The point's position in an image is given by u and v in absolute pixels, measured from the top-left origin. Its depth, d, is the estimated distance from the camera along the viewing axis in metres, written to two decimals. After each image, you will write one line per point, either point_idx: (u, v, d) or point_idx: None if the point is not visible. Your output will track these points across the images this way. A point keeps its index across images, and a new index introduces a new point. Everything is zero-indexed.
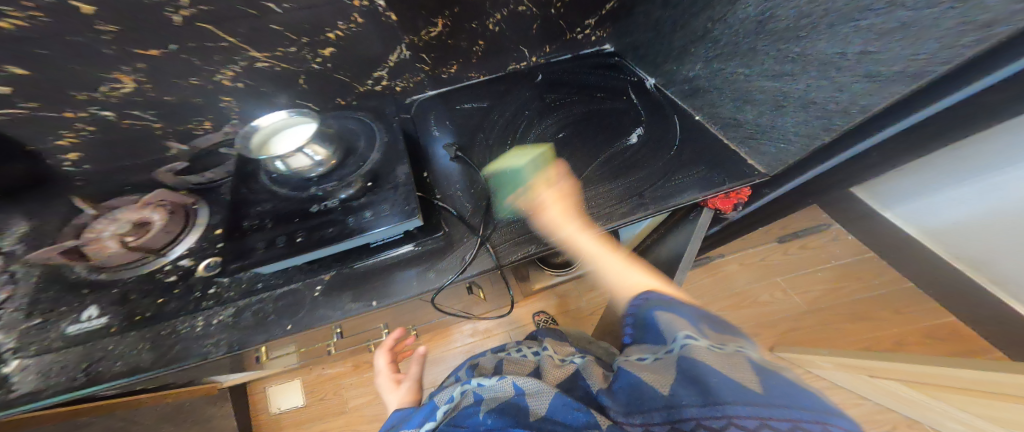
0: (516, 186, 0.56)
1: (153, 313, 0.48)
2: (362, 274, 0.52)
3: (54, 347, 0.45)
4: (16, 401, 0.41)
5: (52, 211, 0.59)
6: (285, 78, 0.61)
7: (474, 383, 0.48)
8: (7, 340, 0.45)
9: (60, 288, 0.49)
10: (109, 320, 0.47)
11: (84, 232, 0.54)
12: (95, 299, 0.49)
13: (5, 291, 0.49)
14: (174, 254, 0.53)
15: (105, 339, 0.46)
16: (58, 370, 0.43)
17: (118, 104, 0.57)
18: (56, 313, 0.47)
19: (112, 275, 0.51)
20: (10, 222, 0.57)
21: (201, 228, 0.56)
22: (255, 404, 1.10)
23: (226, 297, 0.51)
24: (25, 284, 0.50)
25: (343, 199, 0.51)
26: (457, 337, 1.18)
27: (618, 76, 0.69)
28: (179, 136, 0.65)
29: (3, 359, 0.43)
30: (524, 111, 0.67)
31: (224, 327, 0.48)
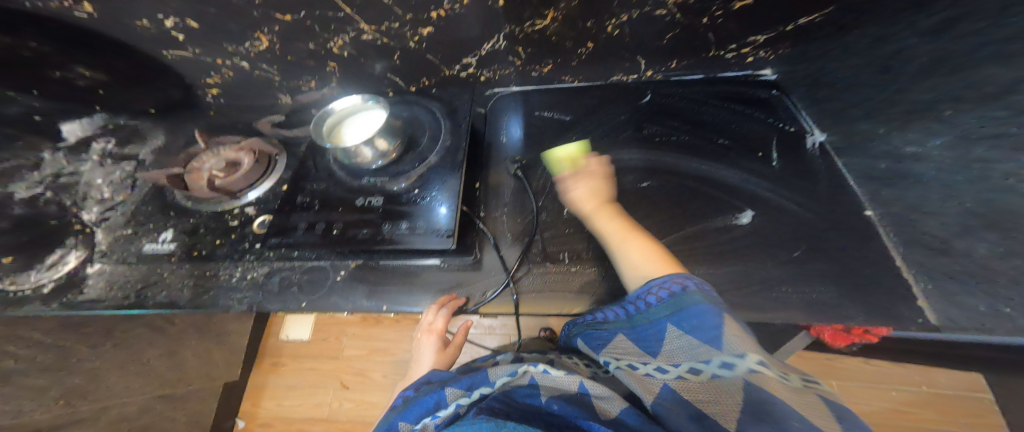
0: (570, 230, 0.47)
1: (207, 252, 0.50)
2: (384, 271, 0.47)
3: (129, 259, 0.50)
4: (84, 302, 0.46)
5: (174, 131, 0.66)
6: (384, 53, 0.58)
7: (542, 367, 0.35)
8: (106, 239, 0.52)
9: (156, 205, 0.55)
10: (174, 248, 0.51)
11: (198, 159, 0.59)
12: (173, 224, 0.53)
13: (121, 194, 0.56)
14: (246, 199, 0.54)
15: (165, 266, 0.49)
16: (121, 283, 0.48)
17: (253, 57, 0.59)
18: (144, 228, 0.53)
19: (194, 205, 0.54)
20: (147, 130, 0.64)
21: (276, 176, 0.56)
22: (271, 326, 1.28)
23: (264, 254, 0.49)
24: (138, 192, 0.56)
25: (389, 196, 0.47)
26: None
27: (763, 118, 0.52)
28: (289, 90, 0.66)
29: (92, 257, 0.50)
30: (610, 139, 0.55)
31: (252, 286, 0.47)
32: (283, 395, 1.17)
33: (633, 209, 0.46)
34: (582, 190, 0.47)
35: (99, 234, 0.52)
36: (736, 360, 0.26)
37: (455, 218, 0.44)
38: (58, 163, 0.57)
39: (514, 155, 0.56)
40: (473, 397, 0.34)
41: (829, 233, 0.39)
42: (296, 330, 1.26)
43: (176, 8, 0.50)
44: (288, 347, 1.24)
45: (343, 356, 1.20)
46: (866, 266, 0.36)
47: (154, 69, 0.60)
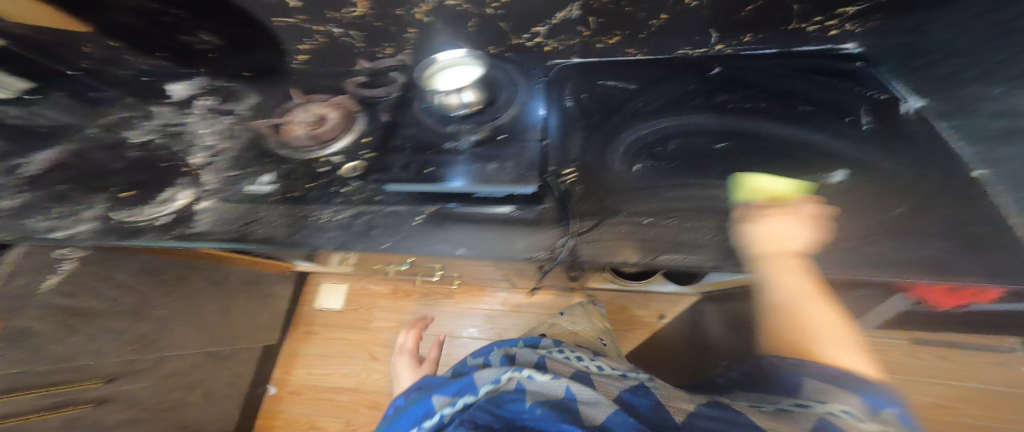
0: (642, 187, 0.47)
1: (300, 194, 0.54)
2: (458, 217, 0.48)
3: (233, 199, 0.53)
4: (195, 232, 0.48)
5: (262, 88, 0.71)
6: (460, 18, 0.62)
7: (523, 375, 0.64)
8: (213, 181, 0.56)
9: (254, 153, 0.60)
10: (273, 190, 0.55)
11: (287, 115, 0.65)
12: (270, 169, 0.57)
13: (223, 143, 0.62)
14: (330, 149, 0.58)
15: (265, 205, 0.53)
16: (228, 217, 0.51)
17: (348, 24, 0.65)
18: (246, 171, 0.57)
19: (288, 153, 0.59)
20: (240, 91, 0.69)
21: (355, 132, 0.61)
22: (307, 295, 1.36)
23: (352, 197, 0.53)
24: (238, 143, 0.62)
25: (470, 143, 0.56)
26: (486, 300, 1.24)
27: (849, 87, 0.51)
28: (366, 57, 0.71)
29: (199, 196, 0.53)
30: (681, 105, 0.55)
31: (336, 225, 0.51)
32: (315, 364, 1.29)
33: (710, 167, 0.47)
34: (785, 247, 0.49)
35: (206, 176, 0.57)
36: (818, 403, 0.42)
37: (533, 168, 0.49)
38: (169, 117, 0.64)
39: (574, 119, 0.58)
40: (459, 403, 0.60)
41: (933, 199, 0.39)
42: (331, 297, 1.34)
43: None
44: (323, 314, 1.34)
45: (376, 324, 1.30)
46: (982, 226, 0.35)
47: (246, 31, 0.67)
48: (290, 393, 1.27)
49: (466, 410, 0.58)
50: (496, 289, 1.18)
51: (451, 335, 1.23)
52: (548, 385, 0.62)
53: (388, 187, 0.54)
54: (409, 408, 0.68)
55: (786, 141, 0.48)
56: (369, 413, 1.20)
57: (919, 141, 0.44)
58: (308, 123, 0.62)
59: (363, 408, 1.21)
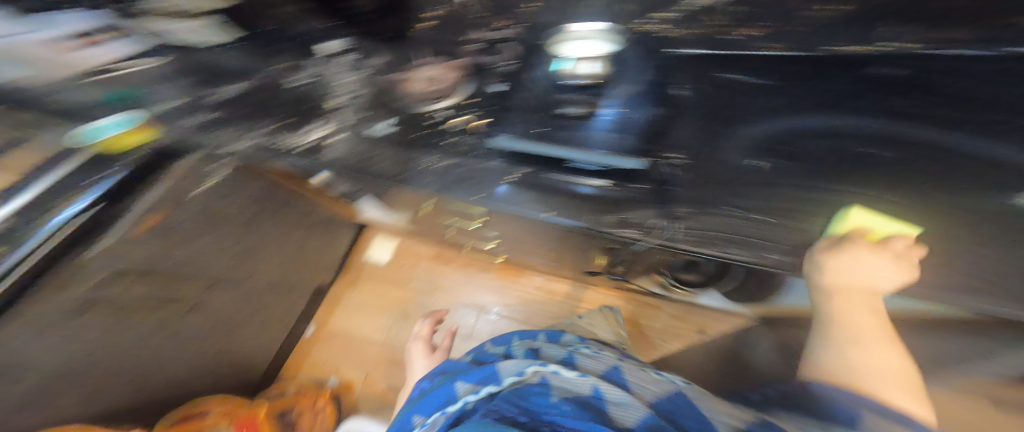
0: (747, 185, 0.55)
1: (412, 141, 0.62)
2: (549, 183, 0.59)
3: (357, 138, 0.60)
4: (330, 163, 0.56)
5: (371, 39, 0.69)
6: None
7: (549, 370, 0.69)
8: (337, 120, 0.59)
9: (372, 99, 0.64)
10: (392, 134, 0.62)
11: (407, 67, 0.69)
12: (387, 115, 0.63)
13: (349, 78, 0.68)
14: (438, 106, 0.65)
15: (382, 148, 0.61)
16: (354, 154, 0.59)
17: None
18: (367, 115, 0.62)
19: (403, 103, 0.65)
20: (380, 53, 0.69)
21: (462, 95, 0.68)
22: (356, 247, 1.46)
23: (456, 149, 0.63)
24: (364, 88, 0.66)
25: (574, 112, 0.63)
26: (521, 281, 1.30)
27: None
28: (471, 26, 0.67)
29: (327, 130, 0.58)
30: (828, 109, 0.52)
31: (445, 174, 0.62)
32: (353, 315, 1.41)
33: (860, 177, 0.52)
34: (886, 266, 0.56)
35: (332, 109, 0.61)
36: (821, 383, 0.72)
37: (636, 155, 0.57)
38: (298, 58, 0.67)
39: (679, 111, 0.59)
40: (482, 393, 0.66)
41: None
42: (379, 251, 1.44)
43: None
44: (370, 266, 1.44)
45: (420, 285, 1.38)
46: None
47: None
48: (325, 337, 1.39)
49: (489, 402, 0.64)
50: (532, 273, 1.28)
51: (478, 308, 1.33)
52: (576, 382, 0.66)
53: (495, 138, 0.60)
54: (429, 397, 0.74)
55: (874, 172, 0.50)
56: (389, 369, 1.33)
57: None
58: (428, 82, 0.67)
59: (385, 363, 1.34)
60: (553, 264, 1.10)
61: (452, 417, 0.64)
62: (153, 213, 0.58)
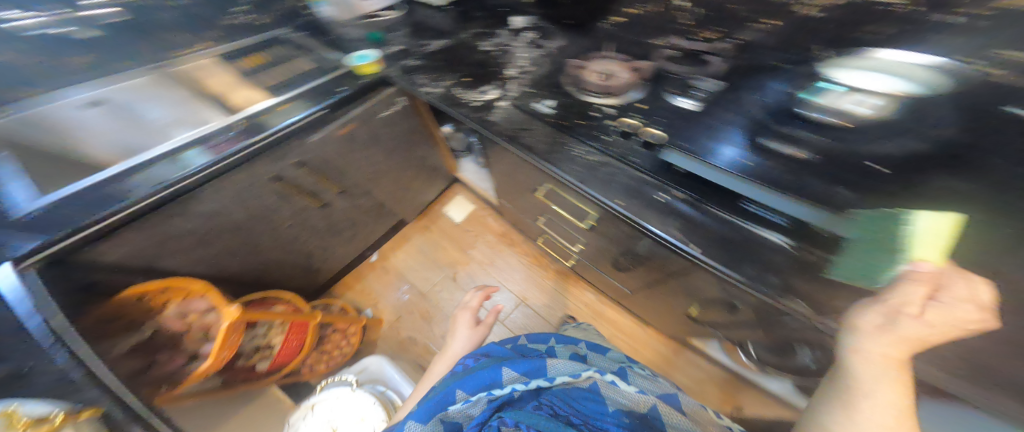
0: None
1: (568, 125, 0.60)
2: (711, 222, 0.47)
3: (521, 109, 0.64)
4: (489, 123, 0.63)
5: (566, 33, 0.78)
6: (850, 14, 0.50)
7: (605, 379, 0.58)
8: (512, 89, 0.68)
9: (544, 79, 0.68)
10: (549, 114, 0.62)
11: (586, 59, 0.70)
12: (554, 97, 0.64)
13: (528, 58, 0.74)
14: (603, 100, 0.61)
15: (539, 122, 0.61)
16: (513, 120, 0.62)
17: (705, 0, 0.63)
18: (538, 93, 0.66)
19: (571, 90, 0.64)
20: (567, 40, 0.76)
21: (628, 98, 0.61)
22: (440, 199, 1.42)
23: (611, 150, 0.55)
24: (539, 68, 0.70)
25: (779, 149, 0.49)
26: (583, 292, 1.21)
27: None
28: (680, 33, 0.68)
29: (500, 98, 0.66)
30: None
31: (590, 170, 0.55)
32: (412, 254, 1.32)
33: None
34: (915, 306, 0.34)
35: (507, 83, 0.69)
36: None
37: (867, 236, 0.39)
38: (503, 37, 0.80)
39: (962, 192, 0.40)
40: (528, 384, 0.54)
41: None
42: (458, 210, 1.40)
43: None
44: (444, 221, 1.38)
45: (484, 257, 1.31)
46: None
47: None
48: (382, 266, 1.31)
49: (536, 397, 0.55)
50: (587, 288, 1.22)
51: (522, 301, 1.21)
52: (633, 397, 0.55)
53: (663, 154, 0.53)
54: (468, 375, 0.58)
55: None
56: (420, 323, 1.19)
57: None
58: (603, 77, 0.64)
59: (417, 315, 1.21)
60: (622, 291, 1.00)
61: (497, 403, 0.52)
62: (348, 124, 0.79)
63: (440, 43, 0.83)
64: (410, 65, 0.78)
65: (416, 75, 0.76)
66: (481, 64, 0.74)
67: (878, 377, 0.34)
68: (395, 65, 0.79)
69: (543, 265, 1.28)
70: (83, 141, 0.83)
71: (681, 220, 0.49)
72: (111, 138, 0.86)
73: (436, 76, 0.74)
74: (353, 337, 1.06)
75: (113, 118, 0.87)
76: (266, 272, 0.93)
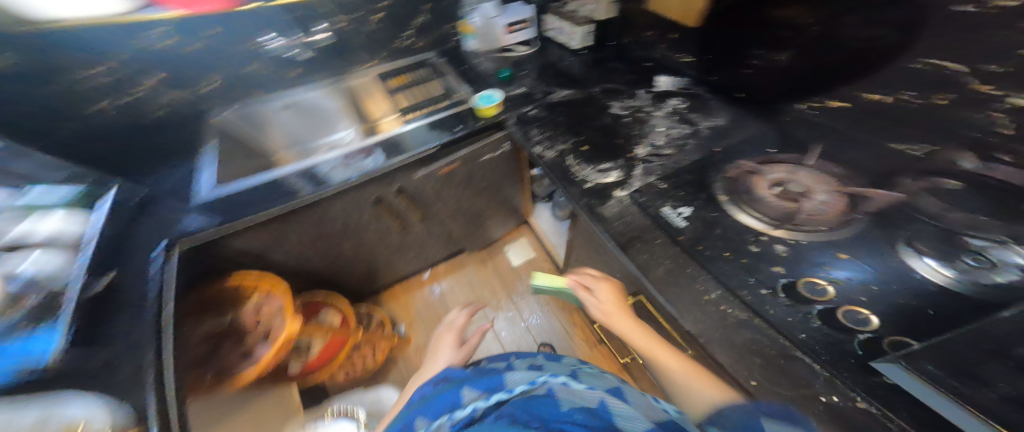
0: None
1: (709, 254, 0.42)
2: None
3: (647, 209, 0.48)
4: (598, 215, 0.49)
5: (735, 111, 0.59)
6: None
7: (559, 380, 0.39)
8: (641, 179, 0.53)
9: (690, 174, 0.52)
10: (685, 228, 0.45)
11: (758, 161, 0.51)
12: (695, 204, 0.47)
13: (671, 137, 0.58)
14: (779, 233, 0.42)
15: (666, 235, 0.45)
16: (629, 221, 0.48)
17: None
18: (675, 192, 0.50)
19: (727, 201, 0.47)
20: (736, 123, 0.58)
21: (826, 239, 0.40)
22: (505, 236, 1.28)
23: (774, 318, 0.35)
24: (684, 155, 0.55)
25: None
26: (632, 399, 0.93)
27: None
28: (991, 146, 0.37)
29: (623, 185, 0.52)
30: None
31: (720, 334, 0.37)
32: (459, 284, 1.20)
33: None
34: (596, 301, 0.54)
35: (637, 168, 0.54)
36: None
37: None
38: (643, 101, 0.66)
39: None
40: (489, 401, 0.37)
41: None
42: (520, 252, 1.24)
43: None
44: (501, 260, 1.23)
45: (529, 312, 1.11)
46: None
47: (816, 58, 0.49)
48: (425, 285, 1.21)
49: (498, 408, 0.36)
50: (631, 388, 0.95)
51: None
52: (587, 395, 0.36)
53: (881, 363, 0.30)
54: (430, 399, 0.42)
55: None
56: None
57: None
58: (784, 194, 0.46)
59: None
60: None
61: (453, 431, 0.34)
62: (450, 164, 0.74)
63: (568, 94, 0.72)
64: (528, 116, 0.70)
65: (534, 128, 0.67)
66: (610, 132, 0.62)
67: (647, 350, 0.46)
68: (516, 113, 0.72)
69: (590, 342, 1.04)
70: (270, 132, 0.96)
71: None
72: (293, 132, 1.00)
73: (553, 135, 0.64)
74: (379, 353, 1.01)
75: (301, 117, 0.99)
76: (334, 277, 0.96)
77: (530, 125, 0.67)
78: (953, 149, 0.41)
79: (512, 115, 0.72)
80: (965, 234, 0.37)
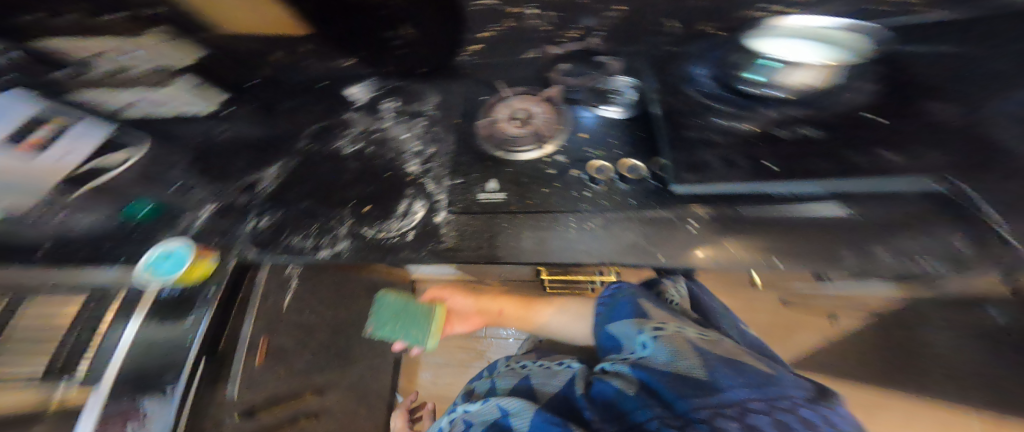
0: None
1: (539, 203, 0.51)
2: (753, 219, 0.49)
3: (474, 210, 0.53)
4: (450, 250, 0.51)
5: (445, 88, 0.61)
6: None
7: (461, 411, 0.46)
8: (439, 189, 0.55)
9: (469, 156, 0.57)
10: (506, 198, 0.52)
11: (485, 112, 0.60)
12: (494, 175, 0.54)
13: (431, 147, 0.58)
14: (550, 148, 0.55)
15: (506, 215, 0.51)
16: (474, 233, 0.51)
17: (552, 2, 0.51)
18: (471, 177, 0.55)
19: (505, 154, 0.55)
20: (434, 90, 0.61)
21: (565, 132, 0.57)
22: None
23: (603, 203, 0.53)
24: (445, 146, 0.58)
25: (755, 128, 0.47)
26: None
27: None
28: (552, 40, 0.56)
29: (438, 207, 0.53)
30: None
31: (596, 238, 0.52)
32: None
33: None
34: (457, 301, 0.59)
35: (431, 185, 0.55)
36: (642, 338, 0.45)
37: (898, 183, 0.42)
38: (364, 122, 0.57)
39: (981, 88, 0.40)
40: None
41: None
42: None
43: None
44: None
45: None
46: None
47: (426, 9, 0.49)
48: None
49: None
50: None
51: None
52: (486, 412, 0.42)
53: (673, 186, 0.50)
54: None
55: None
56: None
57: None
58: (519, 121, 0.59)
59: None
60: None
61: None
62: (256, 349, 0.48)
63: (272, 178, 0.48)
64: (259, 232, 0.48)
65: (289, 242, 0.49)
66: (368, 177, 0.55)
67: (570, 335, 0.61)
68: (243, 242, 0.47)
69: None
70: None
71: (794, 238, 0.48)
72: None
73: (319, 230, 0.50)
74: None
75: None
76: None
77: (282, 243, 0.49)
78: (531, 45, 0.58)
79: (232, 255, 0.46)
80: (598, 86, 0.59)
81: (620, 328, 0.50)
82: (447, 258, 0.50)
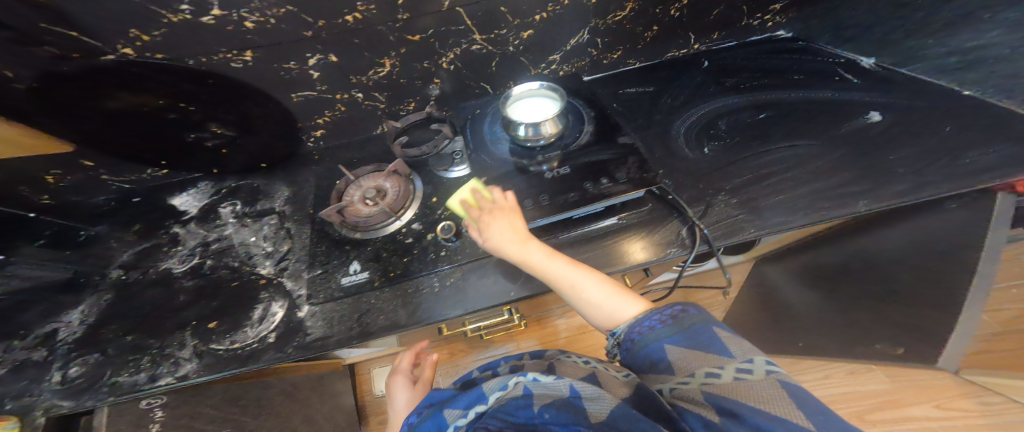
0: (752, 156, 0.56)
1: (402, 270, 0.52)
2: (573, 244, 0.49)
3: (336, 296, 0.51)
4: (313, 342, 0.47)
5: (301, 178, 0.65)
6: (498, 78, 0.70)
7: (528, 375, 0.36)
8: (298, 286, 0.53)
9: (329, 243, 0.56)
10: (370, 274, 0.52)
11: (336, 198, 0.59)
12: (356, 256, 0.54)
13: (286, 244, 0.56)
14: (405, 218, 0.57)
15: (370, 291, 0.51)
16: (338, 317, 0.49)
17: (370, 87, 0.62)
18: (331, 265, 0.54)
19: (365, 234, 0.56)
20: (278, 184, 0.64)
21: (417, 199, 0.59)
22: (360, 384, 1.12)
23: (454, 259, 0.52)
24: (300, 239, 0.57)
25: (547, 162, 0.53)
26: (552, 331, 1.13)
27: (818, 58, 0.74)
28: (391, 117, 0.69)
29: (298, 302, 0.51)
30: (708, 86, 0.72)
31: (462, 289, 0.50)
32: None
33: (787, 123, 0.61)
34: (495, 228, 0.46)
35: (288, 283, 0.53)
36: (719, 370, 0.29)
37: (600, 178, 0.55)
38: (199, 234, 0.57)
39: (678, 120, 0.64)
40: (471, 416, 0.34)
41: (898, 136, 0.55)
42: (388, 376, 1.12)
43: (326, 46, 0.53)
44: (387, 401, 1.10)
45: None
46: (949, 134, 0.53)
47: (235, 103, 0.55)
48: None
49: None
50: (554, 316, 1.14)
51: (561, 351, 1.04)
52: (553, 387, 0.34)
53: None
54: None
55: (811, 101, 0.65)
56: None
57: (927, 93, 0.61)
58: (370, 200, 0.58)
59: None
60: None
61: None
62: None
63: (84, 324, 0.49)
64: (63, 387, 0.43)
65: (115, 381, 0.44)
66: (214, 291, 0.52)
67: (567, 286, 0.41)
68: (44, 400, 0.42)
69: (491, 348, 1.15)
70: None
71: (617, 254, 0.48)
72: None
73: (155, 361, 0.45)
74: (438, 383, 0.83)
75: None
76: None
77: (104, 384, 0.43)
78: (373, 123, 0.68)
79: (37, 415, 0.41)
80: (433, 152, 0.64)
81: (676, 350, 0.32)
82: (306, 351, 0.46)
